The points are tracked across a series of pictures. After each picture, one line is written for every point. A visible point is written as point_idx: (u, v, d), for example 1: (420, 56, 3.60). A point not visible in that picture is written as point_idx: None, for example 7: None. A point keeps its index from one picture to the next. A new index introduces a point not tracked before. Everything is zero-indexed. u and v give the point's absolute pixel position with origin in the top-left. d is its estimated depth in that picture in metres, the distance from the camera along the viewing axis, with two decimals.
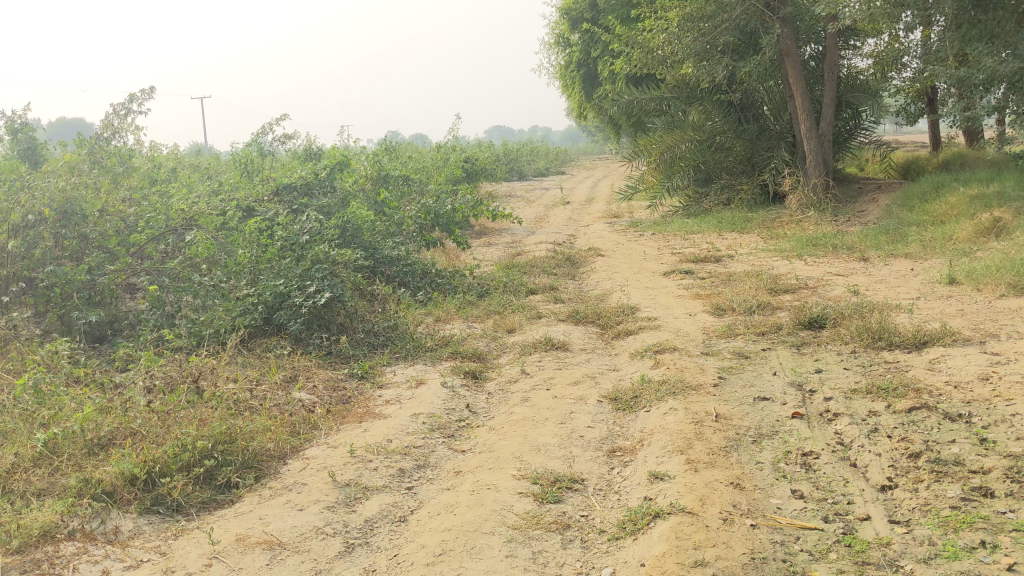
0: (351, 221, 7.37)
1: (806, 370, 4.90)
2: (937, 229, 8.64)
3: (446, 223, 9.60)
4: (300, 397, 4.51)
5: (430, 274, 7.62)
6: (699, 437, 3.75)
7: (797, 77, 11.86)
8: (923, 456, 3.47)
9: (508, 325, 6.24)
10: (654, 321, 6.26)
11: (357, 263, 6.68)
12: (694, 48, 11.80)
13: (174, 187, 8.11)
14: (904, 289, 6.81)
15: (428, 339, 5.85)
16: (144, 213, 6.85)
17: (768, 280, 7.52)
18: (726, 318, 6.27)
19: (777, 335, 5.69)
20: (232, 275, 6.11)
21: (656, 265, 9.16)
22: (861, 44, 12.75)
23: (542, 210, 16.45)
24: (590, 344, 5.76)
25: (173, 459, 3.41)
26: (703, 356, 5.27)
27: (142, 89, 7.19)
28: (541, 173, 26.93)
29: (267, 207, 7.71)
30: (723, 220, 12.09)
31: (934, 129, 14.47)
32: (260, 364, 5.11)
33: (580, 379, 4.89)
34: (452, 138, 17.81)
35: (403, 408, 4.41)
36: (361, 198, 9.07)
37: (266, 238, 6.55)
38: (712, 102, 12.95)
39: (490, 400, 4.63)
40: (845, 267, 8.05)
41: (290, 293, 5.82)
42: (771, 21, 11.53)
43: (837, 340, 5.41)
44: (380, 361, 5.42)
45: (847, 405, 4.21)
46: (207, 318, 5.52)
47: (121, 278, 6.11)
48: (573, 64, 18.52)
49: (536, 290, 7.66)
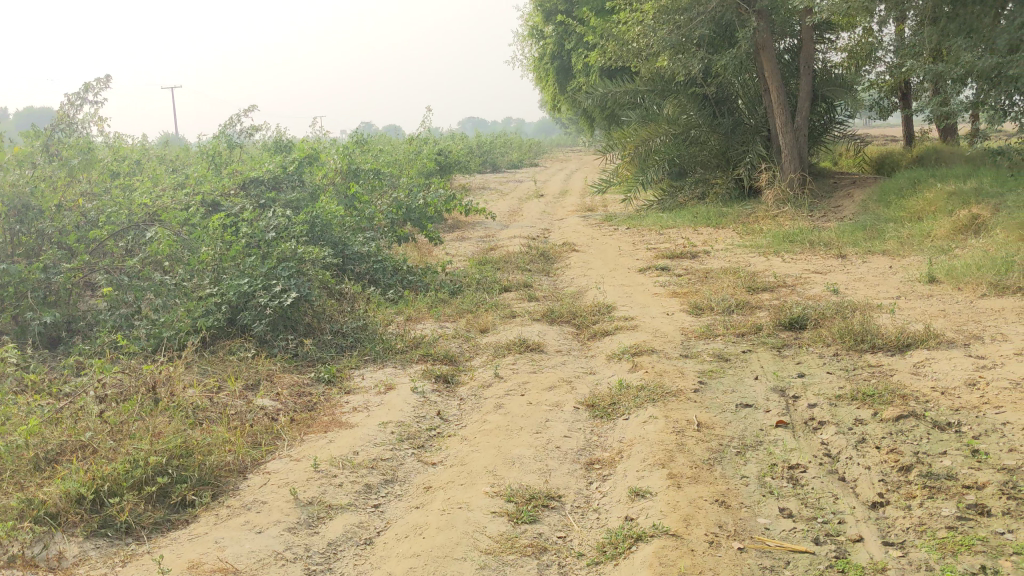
0: (319, 216, 7.15)
1: (788, 374, 4.75)
2: (915, 226, 8.54)
3: (418, 218, 9.41)
4: (262, 405, 4.31)
5: (401, 271, 7.42)
6: (681, 449, 3.59)
7: (773, 71, 11.73)
8: (914, 470, 3.33)
9: (480, 325, 6.06)
10: (631, 321, 6.10)
11: (325, 261, 6.47)
12: (669, 40, 11.64)
13: (136, 180, 7.85)
14: (884, 288, 6.68)
15: (398, 340, 5.65)
16: (104, 207, 6.60)
17: (745, 277, 7.37)
18: (704, 318, 6.11)
19: (757, 336, 5.54)
20: (195, 274, 5.87)
21: (631, 261, 9.01)
22: (836, 37, 12.68)
23: (516, 203, 16.27)
24: (565, 346, 5.59)
25: (124, 477, 3.21)
26: (682, 359, 5.11)
27: (97, 78, 6.91)
28: (515, 166, 26.78)
29: (232, 201, 7.47)
30: (699, 215, 11.95)
31: (908, 123, 14.42)
32: (222, 369, 4.89)
33: (556, 383, 4.71)
34: (424, 130, 17.60)
35: (371, 416, 4.22)
36: (331, 192, 8.85)
37: (231, 235, 6.31)
38: (687, 96, 12.81)
39: (463, 406, 4.44)
40: (823, 264, 7.94)
41: (255, 293, 5.59)
42: (747, 14, 11.39)
43: (819, 342, 5.26)
44: (349, 364, 5.22)
45: (833, 412, 4.06)
46: (167, 320, 5.29)
47: (78, 276, 5.85)
48: (546, 56, 18.33)
49: (510, 287, 7.48)
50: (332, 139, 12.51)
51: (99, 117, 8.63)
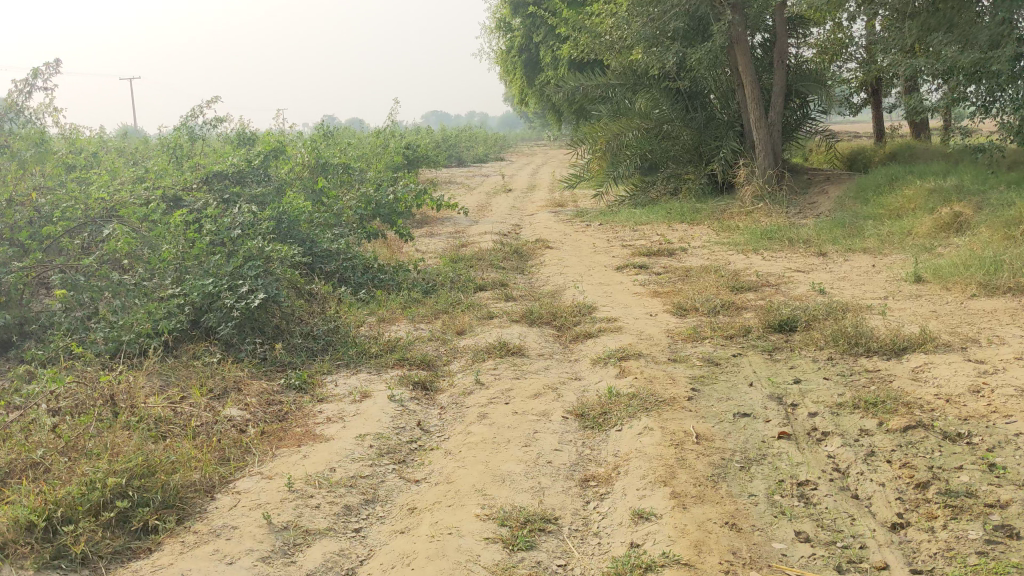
0: (286, 212, 6.85)
1: (783, 380, 4.55)
2: (895, 224, 8.41)
3: (388, 213, 9.10)
4: (229, 415, 4.04)
5: (372, 270, 7.14)
6: (682, 465, 3.38)
7: (747, 65, 11.56)
8: (932, 487, 3.13)
9: (457, 327, 5.80)
10: (615, 323, 5.87)
11: (294, 259, 6.18)
12: (643, 33, 11.43)
13: (94, 173, 7.50)
14: (870, 288, 6.51)
15: (372, 343, 5.37)
16: (58, 201, 6.26)
17: (727, 276, 7.18)
18: (689, 319, 5.90)
19: (746, 339, 5.33)
20: (155, 274, 5.55)
21: (607, 258, 8.79)
22: (807, 33, 12.57)
23: (484, 198, 16.02)
24: (547, 349, 5.35)
25: (80, 500, 2.93)
26: (671, 364, 4.88)
27: (47, 63, 6.56)
28: (480, 160, 26.55)
29: (195, 196, 7.15)
30: (673, 211, 11.76)
31: (878, 119, 14.36)
32: (186, 376, 4.60)
33: (542, 390, 4.47)
34: (390, 123, 17.29)
35: (347, 428, 3.95)
36: (297, 186, 8.53)
37: (194, 232, 5.99)
38: (660, 90, 12.61)
39: (445, 416, 4.18)
40: (804, 262, 7.77)
41: (220, 294, 5.29)
42: (722, 8, 11.20)
43: (811, 345, 5.07)
44: (320, 370, 4.94)
45: (836, 422, 3.87)
46: (126, 322, 4.99)
47: (31, 275, 5.51)
48: (514, 49, 18.07)
49: (485, 286, 7.22)
50: (298, 132, 12.17)
51: (54, 107, 8.26)
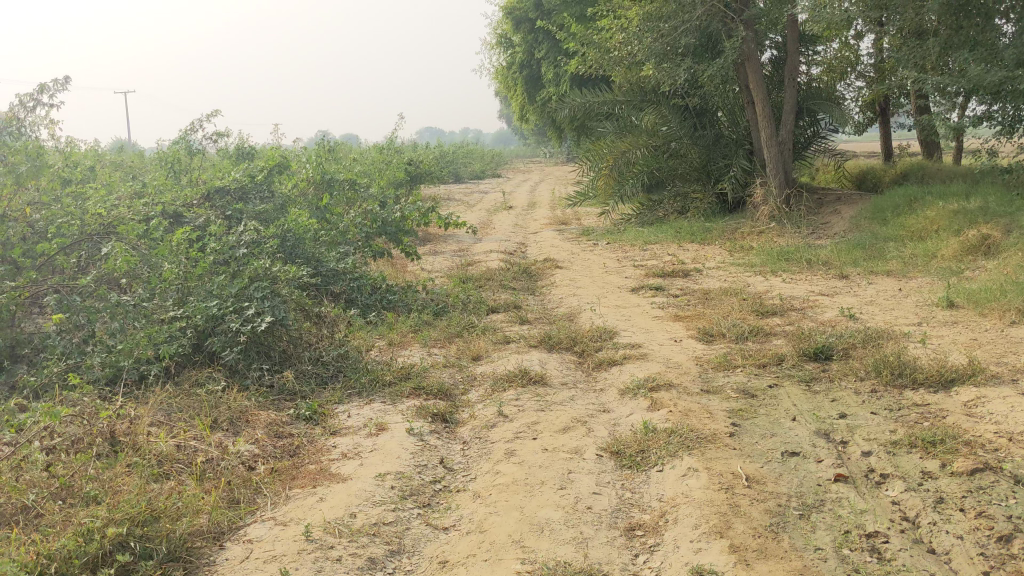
0: (291, 230, 6.57)
1: (828, 415, 4.25)
2: (918, 246, 8.16)
3: (394, 231, 8.73)
4: (238, 451, 3.74)
5: (380, 290, 6.85)
6: (737, 513, 3.10)
7: (758, 82, 11.30)
8: (1016, 541, 2.85)
9: (472, 353, 5.50)
10: (639, 349, 5.59)
11: (302, 280, 5.89)
12: (654, 49, 11.19)
13: (91, 188, 7.19)
14: (902, 313, 6.23)
15: (385, 369, 5.06)
16: (54, 217, 5.99)
17: (750, 300, 6.90)
18: (717, 346, 5.61)
19: (781, 369, 5.03)
20: (156, 294, 5.26)
21: (620, 279, 8.52)
22: (818, 50, 12.37)
23: (486, 215, 15.74)
24: (570, 377, 5.05)
25: (76, 554, 2.64)
26: (704, 396, 4.60)
27: (54, 78, 6.28)
28: (477, 178, 26.39)
29: (196, 212, 6.86)
30: (682, 230, 11.50)
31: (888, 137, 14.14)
32: (189, 408, 4.31)
33: (570, 424, 4.18)
34: (390, 140, 17.02)
35: (365, 466, 3.64)
36: (301, 203, 8.24)
37: (196, 251, 5.70)
38: (669, 107, 12.37)
39: (468, 453, 3.88)
40: (827, 285, 7.51)
41: (225, 317, 5.01)
42: (734, 23, 10.98)
43: (851, 376, 4.78)
44: (331, 400, 4.64)
45: (894, 463, 3.58)
46: (124, 346, 4.69)
47: (23, 295, 5.23)
48: (515, 65, 17.86)
49: (497, 308, 6.93)
50: (299, 148, 11.89)
51: (51, 120, 7.99)
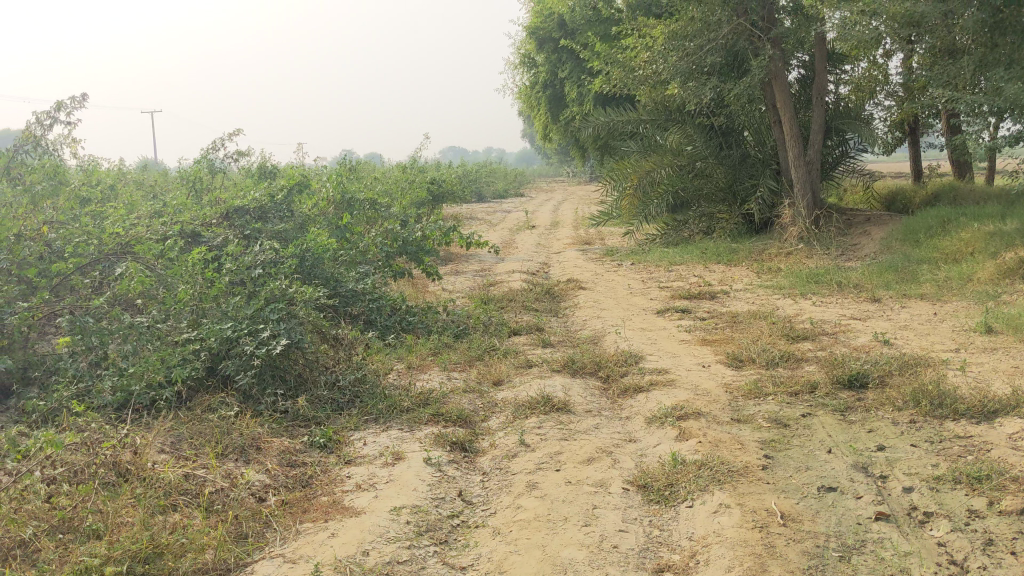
0: (310, 249, 6.45)
1: (866, 447, 4.05)
2: (952, 268, 7.93)
3: (415, 251, 8.60)
4: (249, 481, 3.60)
5: (399, 311, 6.71)
6: (771, 555, 2.92)
7: (785, 101, 11.12)
8: None
9: (493, 377, 5.34)
10: (665, 375, 5.41)
11: (319, 301, 5.76)
12: (679, 67, 11.05)
13: (110, 208, 7.11)
14: (938, 339, 6.02)
15: (403, 394, 4.90)
16: (71, 236, 5.91)
17: (780, 323, 6.71)
18: (747, 372, 5.42)
19: (814, 397, 4.84)
20: (170, 315, 5.15)
21: (645, 301, 8.34)
22: (847, 68, 12.18)
23: (509, 234, 15.60)
24: (594, 404, 4.88)
25: None
26: (734, 426, 4.41)
27: (72, 96, 6.21)
28: (501, 198, 26.33)
29: (214, 232, 6.76)
30: (708, 250, 11.31)
31: (917, 157, 13.90)
32: (200, 435, 4.16)
33: (595, 455, 4.01)
34: (413, 159, 16.95)
35: (380, 499, 3.49)
36: (321, 222, 8.14)
37: (212, 271, 5.59)
38: (694, 126, 12.21)
39: (488, 484, 3.71)
40: (860, 308, 7.30)
41: (239, 339, 4.89)
42: (761, 42, 10.80)
43: (888, 405, 4.57)
44: (348, 426, 4.50)
45: (938, 501, 3.38)
46: (135, 370, 4.58)
47: (36, 316, 5.12)
48: (539, 84, 17.76)
49: (519, 330, 6.77)
50: (321, 166, 11.81)
51: (72, 138, 7.94)
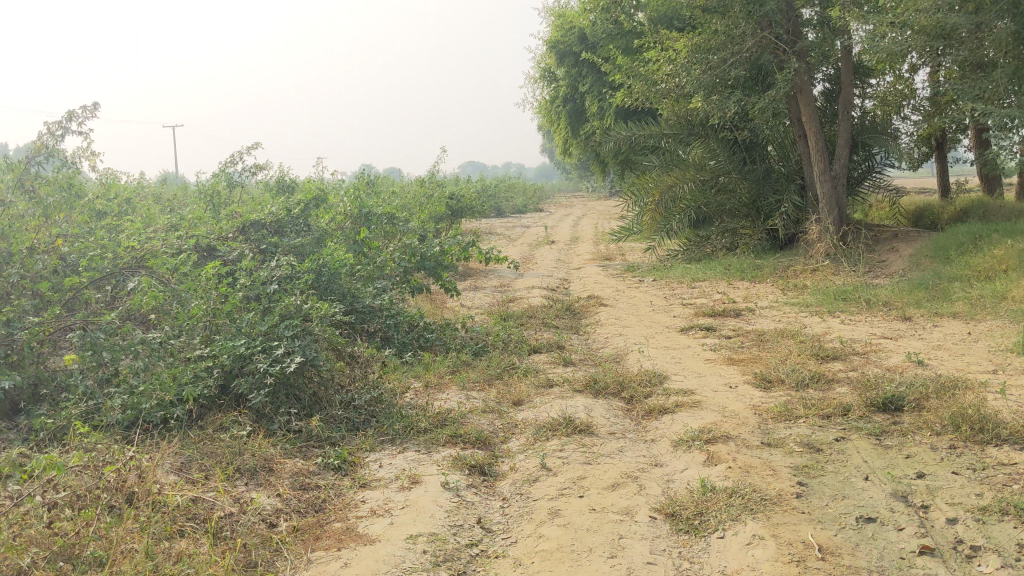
0: (327, 264, 6.33)
1: (905, 474, 3.87)
2: (985, 286, 7.73)
3: (433, 266, 8.47)
4: (260, 506, 3.45)
5: (417, 327, 6.56)
6: None
7: (811, 115, 10.94)
8: None
9: (513, 397, 5.19)
10: (692, 395, 5.23)
11: (336, 317, 5.63)
12: (702, 81, 10.91)
13: (125, 221, 7.01)
14: (973, 360, 5.82)
15: (420, 414, 4.75)
16: (85, 250, 5.81)
17: (808, 343, 6.53)
18: (776, 393, 5.23)
19: (847, 420, 4.65)
20: (183, 332, 5.02)
21: (668, 318, 8.17)
22: (873, 82, 12.01)
23: (528, 250, 15.46)
24: (619, 426, 4.71)
25: None
26: (764, 450, 4.24)
27: (83, 106, 6.12)
28: (520, 213, 26.21)
29: (230, 246, 6.65)
30: (731, 267, 11.12)
31: (945, 172, 13.68)
32: (211, 456, 4.03)
33: (619, 480, 3.84)
34: (432, 174, 16.85)
35: (395, 526, 3.33)
36: (338, 237, 8.02)
37: (226, 286, 5.47)
38: (717, 140, 12.04)
39: (508, 511, 3.55)
40: (890, 327, 7.11)
41: (253, 356, 4.76)
42: (786, 55, 10.64)
43: (926, 430, 4.39)
44: (363, 447, 4.35)
45: (986, 534, 3.19)
46: (146, 388, 4.45)
47: (47, 331, 4.99)
48: (559, 99, 17.64)
49: (540, 348, 6.61)
50: (339, 180, 11.72)
51: (90, 152, 7.87)
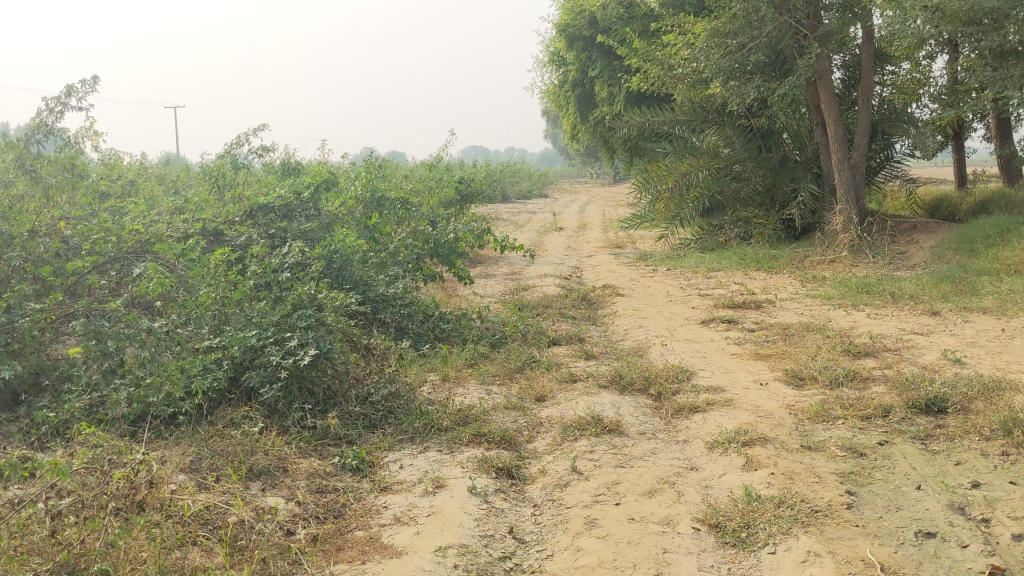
0: (338, 251, 6.11)
1: (958, 484, 3.64)
2: (1016, 281, 7.50)
3: (446, 253, 8.23)
4: (277, 512, 3.24)
5: (432, 317, 6.33)
6: None
7: (831, 102, 10.66)
8: None
9: (535, 393, 4.97)
10: (722, 393, 5.01)
11: (350, 308, 5.39)
12: (721, 66, 10.64)
13: (129, 203, 6.77)
14: (1012, 358, 5.58)
15: (440, 411, 4.53)
16: (89, 233, 5.58)
17: (836, 338, 6.31)
18: (810, 392, 5.00)
19: (888, 422, 4.43)
20: (191, 321, 4.80)
21: (687, 310, 7.94)
22: (893, 69, 11.74)
23: (536, 236, 15.20)
24: (649, 425, 4.49)
25: None
26: (806, 454, 4.02)
27: (83, 80, 5.87)
28: (524, 199, 25.99)
29: (237, 231, 6.42)
30: (747, 257, 10.88)
31: (962, 162, 13.42)
32: (221, 454, 3.81)
33: (656, 486, 3.62)
34: (439, 159, 16.58)
35: (422, 536, 3.11)
36: (349, 222, 7.78)
37: (236, 273, 5.24)
38: (733, 127, 11.77)
39: (541, 519, 3.34)
40: (920, 322, 6.88)
41: (264, 348, 4.53)
42: (807, 40, 10.36)
43: (974, 434, 4.17)
44: (382, 447, 4.13)
45: None
46: (153, 380, 4.22)
47: (49, 318, 4.74)
48: (568, 83, 17.34)
49: (559, 340, 6.38)
50: (347, 164, 11.47)
51: (93, 131, 7.63)
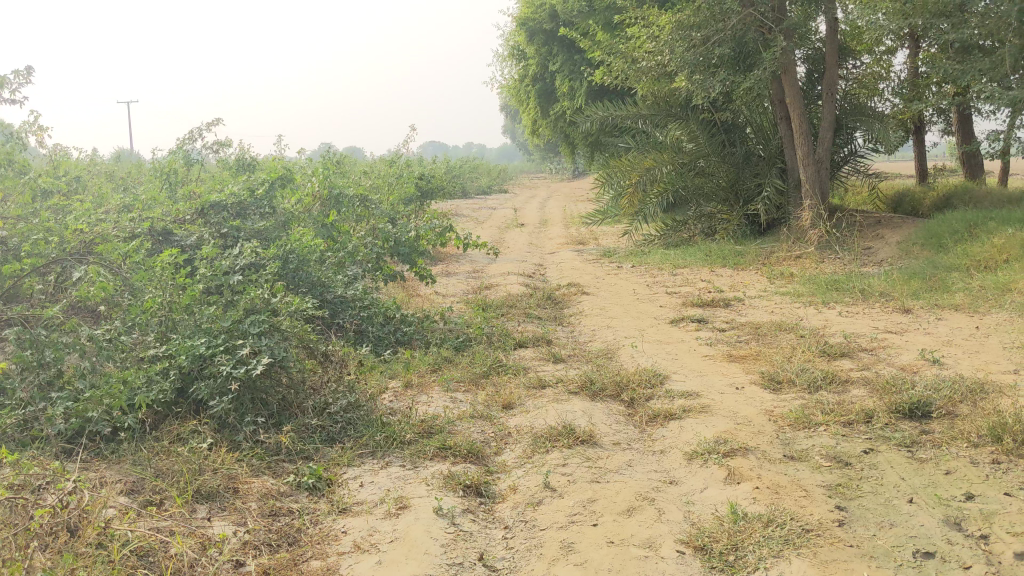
0: (294, 251, 5.77)
1: (951, 496, 3.45)
2: (987, 276, 7.38)
3: (408, 252, 7.92)
4: (227, 541, 2.96)
5: (393, 320, 6.06)
6: None
7: (796, 96, 10.51)
8: None
9: (503, 400, 4.72)
10: (698, 399, 4.80)
11: (307, 312, 5.10)
12: (686, 59, 10.44)
13: (74, 200, 6.41)
14: (992, 358, 5.43)
15: (402, 423, 4.26)
16: (28, 233, 5.24)
17: (811, 337, 6.14)
18: (788, 396, 4.81)
19: (872, 429, 4.24)
20: (136, 327, 4.49)
21: (656, 309, 7.75)
22: (856, 64, 11.63)
23: (498, 233, 14.97)
24: (623, 435, 4.27)
25: None
26: (789, 465, 3.82)
27: (16, 71, 5.53)
28: (484, 194, 25.80)
29: (189, 231, 6.10)
30: (712, 253, 10.72)
31: (923, 157, 13.38)
32: (166, 474, 3.52)
33: (636, 504, 3.39)
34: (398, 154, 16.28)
35: (385, 566, 2.86)
36: (306, 221, 7.47)
37: (185, 275, 4.92)
38: (697, 122, 11.59)
39: (513, 543, 3.10)
40: (893, 320, 6.73)
41: (214, 357, 4.23)
42: (773, 34, 10.19)
43: (962, 441, 3.99)
44: (341, 463, 3.86)
45: None
46: (93, 394, 3.91)
47: None
48: (528, 78, 17.11)
49: (525, 342, 6.14)
50: (304, 160, 11.14)
51: (36, 125, 7.26)
